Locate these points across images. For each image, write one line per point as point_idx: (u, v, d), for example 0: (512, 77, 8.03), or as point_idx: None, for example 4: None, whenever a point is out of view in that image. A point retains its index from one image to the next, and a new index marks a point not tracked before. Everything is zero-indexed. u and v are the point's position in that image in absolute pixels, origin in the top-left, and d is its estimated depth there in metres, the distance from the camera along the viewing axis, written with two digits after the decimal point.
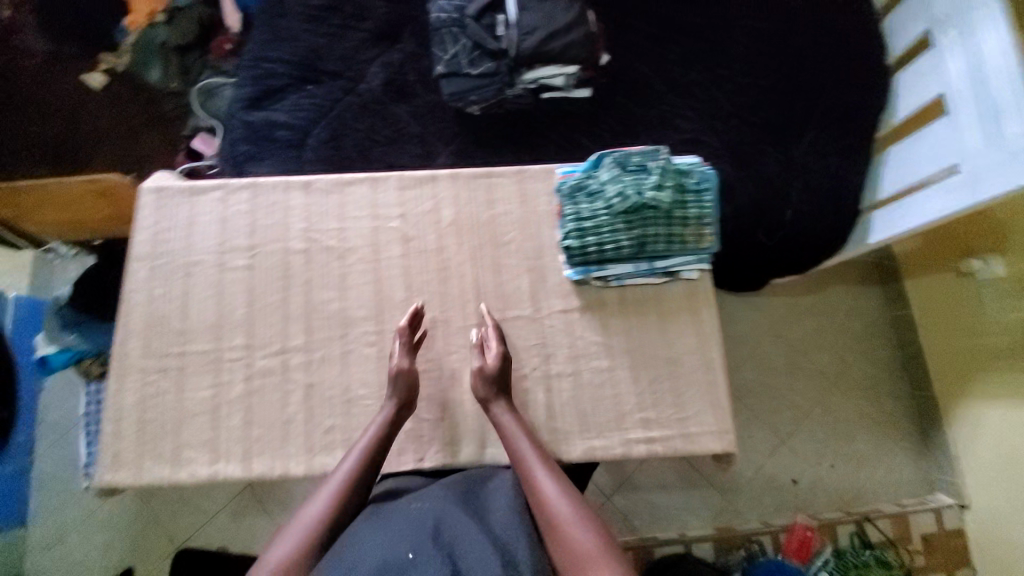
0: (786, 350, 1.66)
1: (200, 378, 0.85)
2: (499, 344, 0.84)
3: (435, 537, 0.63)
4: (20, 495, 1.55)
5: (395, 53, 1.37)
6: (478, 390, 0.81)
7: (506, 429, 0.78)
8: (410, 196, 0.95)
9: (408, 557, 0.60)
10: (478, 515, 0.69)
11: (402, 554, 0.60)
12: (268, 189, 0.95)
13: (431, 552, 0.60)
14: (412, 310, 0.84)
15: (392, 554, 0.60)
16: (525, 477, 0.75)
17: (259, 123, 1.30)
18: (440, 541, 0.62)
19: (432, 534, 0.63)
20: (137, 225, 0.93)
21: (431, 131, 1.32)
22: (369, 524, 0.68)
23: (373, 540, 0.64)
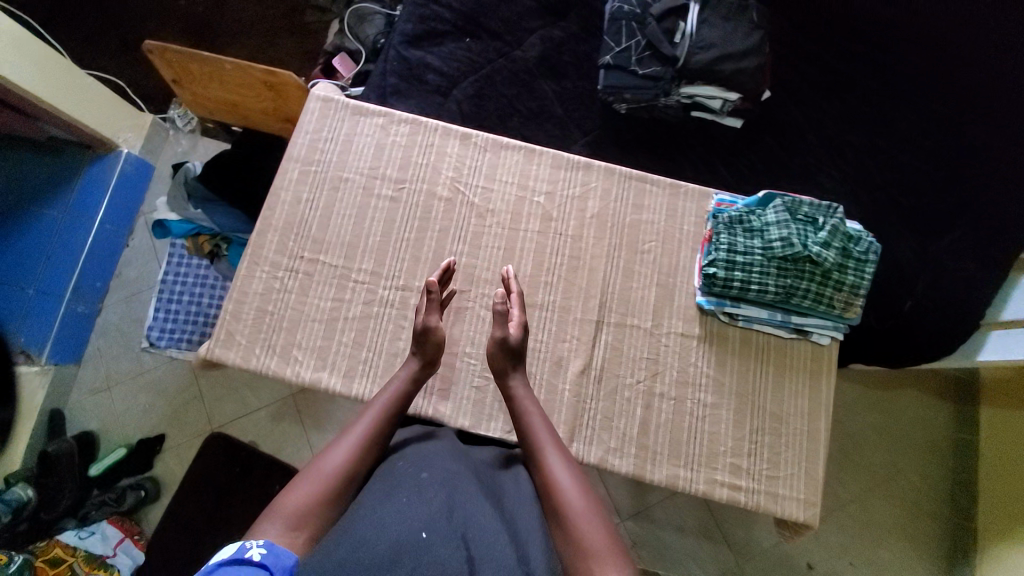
0: (837, 437, 1.64)
1: (325, 288, 0.88)
2: (521, 313, 0.83)
3: (448, 520, 0.62)
4: (82, 337, 1.64)
5: (560, 28, 1.34)
6: (495, 359, 0.80)
7: (519, 404, 0.78)
8: (562, 176, 0.94)
9: (421, 536, 0.59)
10: (490, 501, 0.68)
11: (415, 532, 0.59)
12: (429, 129, 0.96)
13: (447, 539, 0.59)
14: (443, 266, 0.85)
15: (404, 530, 0.59)
16: (537, 457, 0.74)
17: (414, 61, 1.30)
18: (451, 525, 0.61)
19: (445, 514, 0.62)
20: (300, 127, 0.95)
21: (573, 117, 1.28)
22: (378, 491, 0.67)
23: (384, 509, 0.63)
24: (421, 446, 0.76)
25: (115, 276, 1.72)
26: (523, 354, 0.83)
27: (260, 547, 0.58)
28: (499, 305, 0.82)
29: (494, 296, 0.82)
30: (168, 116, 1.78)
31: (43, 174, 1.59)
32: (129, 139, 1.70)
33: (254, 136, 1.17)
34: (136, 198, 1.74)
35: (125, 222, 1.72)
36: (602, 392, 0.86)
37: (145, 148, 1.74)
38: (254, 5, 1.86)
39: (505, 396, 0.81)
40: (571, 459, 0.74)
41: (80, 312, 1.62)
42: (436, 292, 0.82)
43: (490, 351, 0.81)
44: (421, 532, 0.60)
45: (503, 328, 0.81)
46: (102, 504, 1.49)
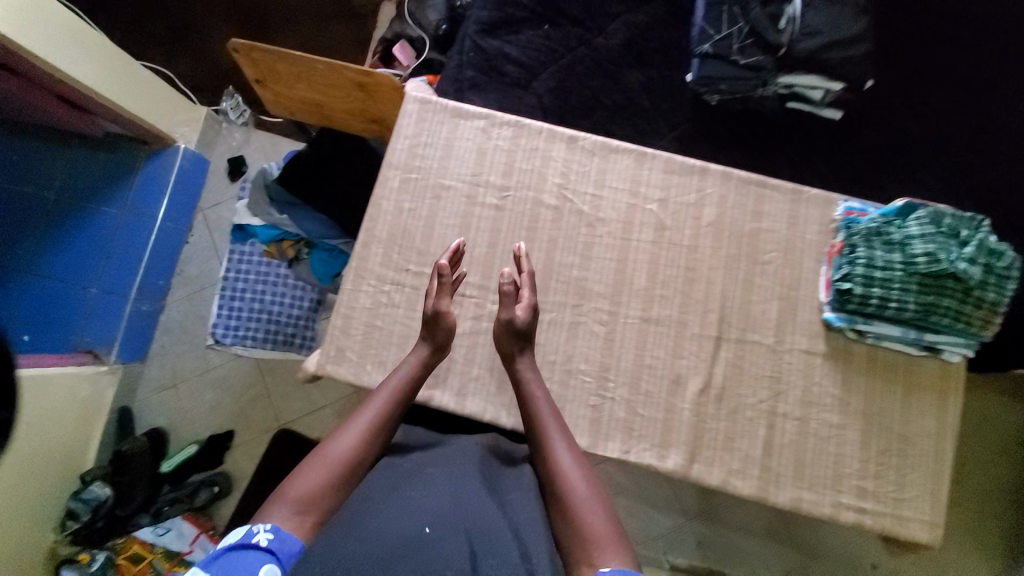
0: None
1: (434, 302, 0.86)
2: (531, 295, 0.82)
3: (453, 516, 0.63)
4: (148, 333, 1.66)
5: (644, 12, 1.26)
6: (503, 342, 0.80)
7: (527, 389, 0.78)
8: (675, 182, 0.89)
9: (425, 531, 0.60)
10: (495, 500, 0.69)
11: (419, 528, 0.60)
12: (533, 132, 0.91)
13: (449, 534, 0.59)
14: (453, 248, 0.84)
15: (409, 525, 0.60)
16: (541, 446, 0.74)
17: (491, 52, 1.24)
18: (454, 519, 0.62)
19: (448, 511, 0.63)
20: (399, 131, 0.91)
21: (660, 111, 1.21)
22: (384, 487, 0.69)
23: (390, 506, 0.64)
24: (428, 452, 0.78)
25: (177, 273, 1.72)
26: (532, 336, 0.81)
27: (266, 532, 0.60)
28: (506, 284, 0.80)
29: (502, 273, 0.80)
30: (222, 109, 1.73)
31: (98, 172, 1.57)
32: (186, 133, 1.66)
33: (333, 136, 1.14)
34: (193, 192, 1.72)
35: (185, 218, 1.71)
36: (723, 412, 0.83)
37: (201, 142, 1.71)
38: None
39: (512, 381, 0.81)
40: (577, 449, 0.74)
41: (144, 310, 1.64)
42: (447, 275, 0.81)
43: (497, 333, 0.80)
44: (425, 527, 0.61)
45: (508, 310, 0.80)
46: (175, 500, 1.50)
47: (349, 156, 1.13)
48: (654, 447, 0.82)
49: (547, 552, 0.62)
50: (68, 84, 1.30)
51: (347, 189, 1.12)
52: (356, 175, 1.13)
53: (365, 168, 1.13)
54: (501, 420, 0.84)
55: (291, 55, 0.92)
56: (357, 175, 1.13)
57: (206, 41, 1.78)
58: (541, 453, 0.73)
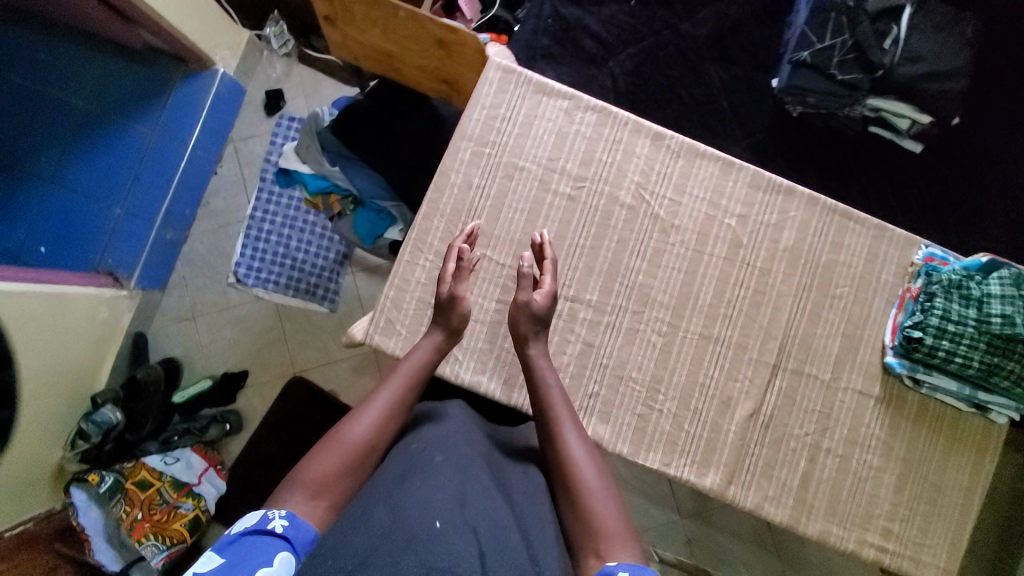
0: None
1: (491, 287, 0.83)
2: (551, 280, 0.79)
3: (459, 510, 0.59)
4: (168, 263, 1.62)
5: (738, 3, 1.17)
6: (520, 325, 0.77)
7: (539, 376, 0.75)
8: (759, 199, 0.85)
9: (434, 526, 0.55)
10: (502, 496, 0.65)
11: (427, 522, 0.55)
12: (618, 123, 0.85)
13: (457, 529, 0.55)
14: (468, 231, 0.81)
15: (415, 519, 0.56)
16: (551, 432, 0.72)
17: (570, 20, 1.15)
18: (461, 513, 0.58)
19: (456, 506, 0.59)
20: (476, 101, 0.85)
21: (739, 114, 1.15)
22: (392, 476, 0.65)
23: (394, 496, 0.60)
24: (436, 430, 0.74)
25: (202, 204, 1.66)
26: (549, 321, 0.79)
27: (282, 519, 0.61)
28: (526, 268, 0.79)
29: (523, 261, 0.78)
30: (264, 35, 1.63)
31: (133, 86, 1.48)
32: (228, 58, 1.56)
33: (399, 89, 1.09)
34: (226, 121, 1.64)
35: (216, 147, 1.64)
36: (768, 439, 0.83)
37: (240, 68, 1.61)
38: None
39: (523, 366, 0.78)
40: (588, 440, 0.72)
41: (168, 239, 1.60)
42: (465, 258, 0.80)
43: (512, 312, 0.77)
44: (434, 520, 0.56)
45: (526, 296, 0.78)
46: (186, 432, 1.52)
47: (412, 115, 1.07)
48: (694, 464, 0.83)
49: (556, 548, 0.60)
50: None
51: (404, 150, 1.06)
52: (417, 136, 1.07)
53: (425, 129, 1.07)
54: None
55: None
56: (417, 135, 1.07)
57: None
58: (550, 440, 0.71)
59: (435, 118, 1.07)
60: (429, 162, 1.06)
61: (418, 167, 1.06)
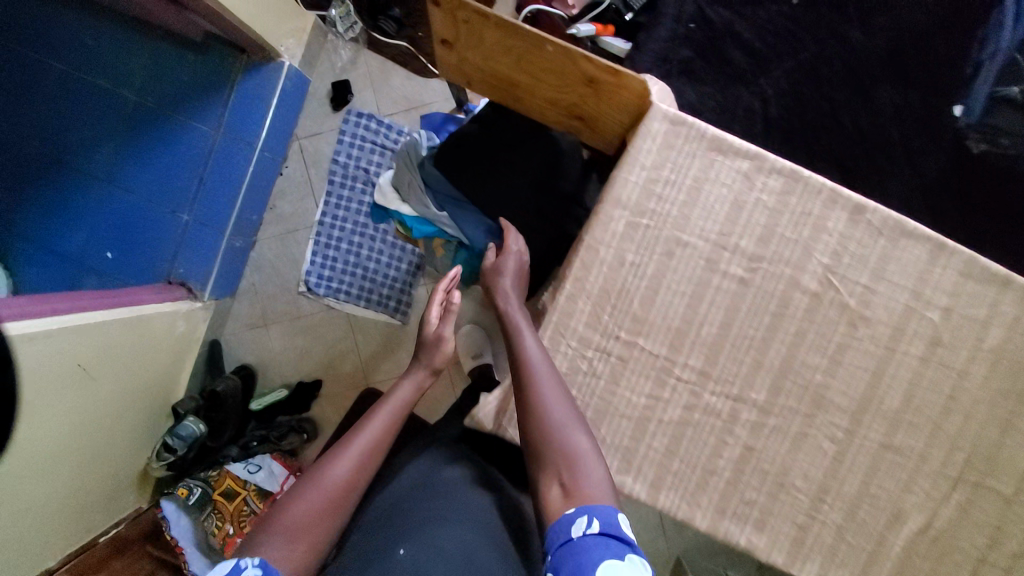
0: None
1: (640, 381, 0.73)
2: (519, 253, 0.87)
3: (423, 537, 0.74)
4: (237, 270, 1.56)
5: (924, 6, 0.96)
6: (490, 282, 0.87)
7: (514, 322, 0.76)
8: (969, 290, 0.71)
9: (400, 552, 0.72)
10: (474, 523, 0.78)
11: (396, 552, 0.72)
12: (810, 191, 0.70)
13: (426, 550, 0.72)
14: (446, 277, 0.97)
15: (388, 553, 0.72)
16: (522, 370, 0.71)
17: (718, 27, 0.98)
18: (426, 540, 0.73)
19: (420, 535, 0.74)
20: (635, 158, 0.71)
21: (910, 146, 0.96)
22: (374, 528, 0.80)
23: (386, 530, 0.78)
24: (410, 479, 0.89)
25: (269, 207, 1.57)
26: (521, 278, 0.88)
27: (254, 566, 0.65)
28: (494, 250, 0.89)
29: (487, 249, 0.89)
30: (329, 18, 1.44)
31: (187, 80, 1.34)
32: (291, 47, 1.39)
33: (515, 116, 0.95)
34: (291, 117, 1.50)
35: (281, 146, 1.51)
36: (937, 557, 0.75)
37: (305, 57, 1.44)
38: None
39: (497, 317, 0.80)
40: (575, 415, 0.71)
41: (238, 247, 1.52)
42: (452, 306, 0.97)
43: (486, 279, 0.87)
44: (401, 549, 0.73)
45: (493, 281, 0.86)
46: (264, 439, 1.52)
47: (526, 144, 0.94)
48: None
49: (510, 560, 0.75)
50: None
51: (516, 186, 0.94)
52: (531, 169, 0.94)
53: (544, 163, 0.94)
54: (693, 523, 0.74)
55: (510, 25, 0.67)
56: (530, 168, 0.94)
57: None
58: (531, 412, 0.70)
59: (556, 149, 0.94)
60: (545, 203, 0.94)
61: (531, 206, 0.94)
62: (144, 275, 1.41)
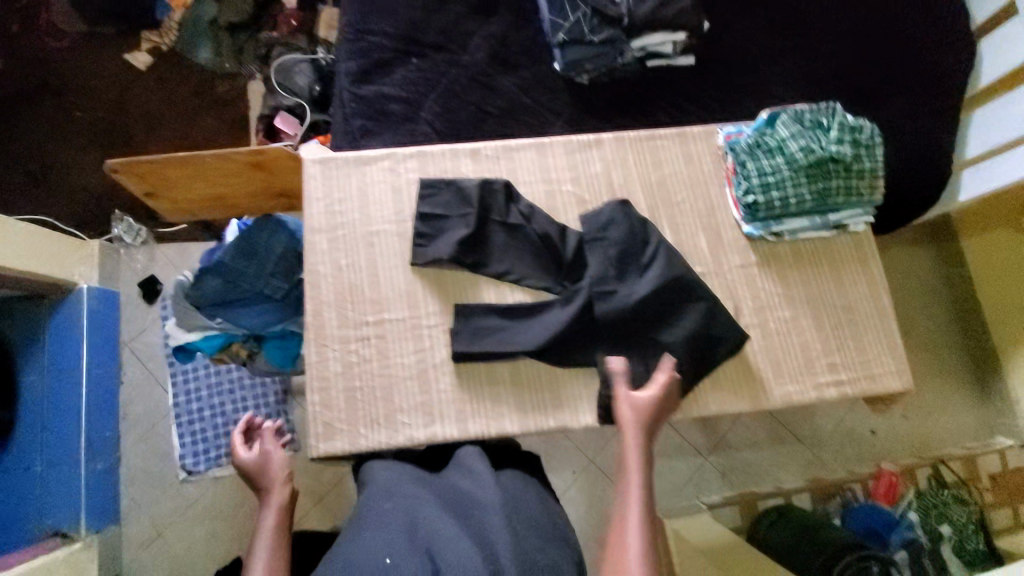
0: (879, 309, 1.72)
1: (403, 344, 0.86)
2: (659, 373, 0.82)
3: (411, 540, 0.63)
4: (111, 494, 1.49)
5: (495, 23, 1.34)
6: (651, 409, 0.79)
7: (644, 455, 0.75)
8: (578, 159, 0.97)
9: (385, 562, 0.60)
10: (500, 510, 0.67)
11: (379, 560, 0.60)
12: (437, 157, 0.94)
13: (455, 546, 0.61)
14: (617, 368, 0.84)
15: (372, 555, 0.61)
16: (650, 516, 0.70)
17: (371, 98, 1.26)
18: (409, 541, 0.62)
19: (407, 542, 0.62)
20: (309, 196, 0.91)
21: (542, 103, 1.31)
22: (349, 534, 0.66)
23: (367, 558, 0.60)
24: (393, 484, 0.73)
25: (121, 417, 1.56)
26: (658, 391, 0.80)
27: None
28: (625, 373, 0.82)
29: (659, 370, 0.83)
30: (115, 236, 1.64)
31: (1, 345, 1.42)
32: (86, 272, 1.53)
33: (276, 234, 1.07)
34: (111, 329, 1.57)
35: (111, 358, 1.56)
36: None
37: (103, 276, 1.58)
38: (157, 95, 1.76)
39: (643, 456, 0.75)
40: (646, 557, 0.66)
41: (102, 469, 1.48)
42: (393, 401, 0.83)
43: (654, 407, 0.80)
44: (385, 557, 0.60)
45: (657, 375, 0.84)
46: None
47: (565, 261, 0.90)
48: None
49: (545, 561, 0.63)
50: None
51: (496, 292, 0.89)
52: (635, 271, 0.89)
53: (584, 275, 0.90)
54: (508, 430, 0.85)
55: (177, 157, 0.92)
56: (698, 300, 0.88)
57: (74, 176, 1.70)
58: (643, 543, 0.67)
59: (473, 261, 0.88)
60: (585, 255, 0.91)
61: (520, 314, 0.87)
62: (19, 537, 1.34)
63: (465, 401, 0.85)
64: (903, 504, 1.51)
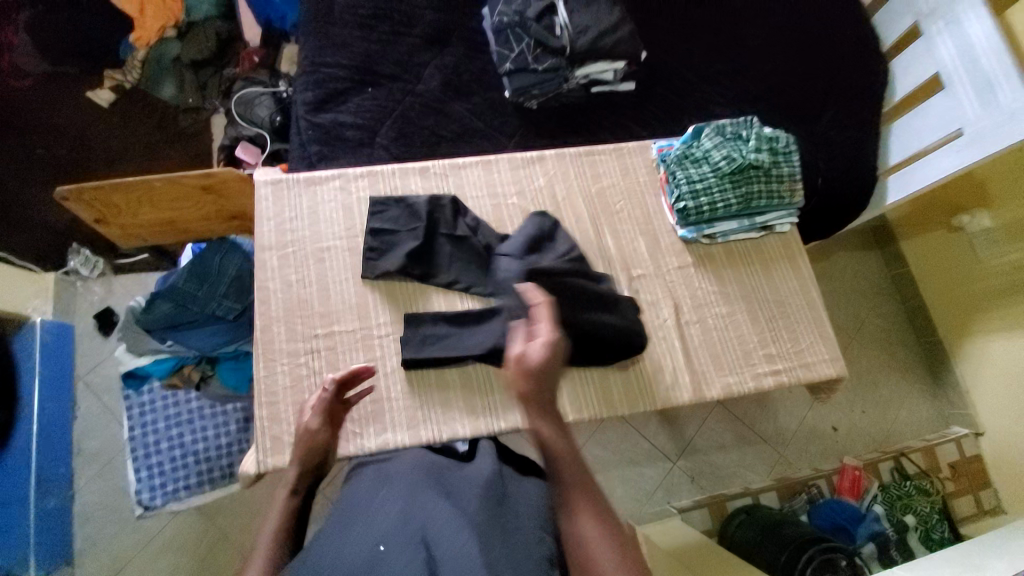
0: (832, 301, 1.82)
1: (354, 354, 0.88)
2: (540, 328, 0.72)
3: (405, 525, 0.62)
4: (64, 533, 1.40)
5: (448, 54, 1.42)
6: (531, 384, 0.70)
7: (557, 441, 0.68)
8: (522, 174, 1.02)
9: (379, 550, 0.59)
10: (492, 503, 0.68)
11: (372, 548, 0.59)
12: (387, 175, 0.99)
13: (451, 530, 0.60)
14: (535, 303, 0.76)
15: (364, 544, 0.59)
16: (601, 504, 0.65)
17: (328, 125, 1.31)
18: (402, 525, 0.61)
19: (400, 525, 0.61)
20: (260, 215, 0.93)
21: (494, 126, 1.38)
22: (338, 520, 0.66)
23: (360, 547, 0.59)
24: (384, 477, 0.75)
25: (75, 453, 1.49)
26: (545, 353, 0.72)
27: None
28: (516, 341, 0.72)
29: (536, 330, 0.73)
30: (69, 269, 1.59)
31: None
32: (40, 306, 1.50)
33: (228, 256, 1.09)
34: (66, 362, 1.52)
35: (64, 393, 1.50)
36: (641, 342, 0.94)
37: (59, 309, 1.55)
38: (118, 129, 1.78)
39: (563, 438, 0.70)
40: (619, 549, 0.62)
41: (53, 507, 1.39)
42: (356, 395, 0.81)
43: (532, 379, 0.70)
44: (379, 545, 0.59)
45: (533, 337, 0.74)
46: None
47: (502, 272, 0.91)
48: (601, 395, 0.91)
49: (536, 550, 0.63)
50: None
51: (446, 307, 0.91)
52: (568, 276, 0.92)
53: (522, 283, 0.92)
54: (459, 435, 0.86)
55: (131, 180, 0.96)
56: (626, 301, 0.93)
57: (30, 211, 1.67)
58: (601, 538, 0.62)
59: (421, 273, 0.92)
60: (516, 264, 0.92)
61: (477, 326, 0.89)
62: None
63: (415, 408, 0.86)
64: (868, 498, 1.55)
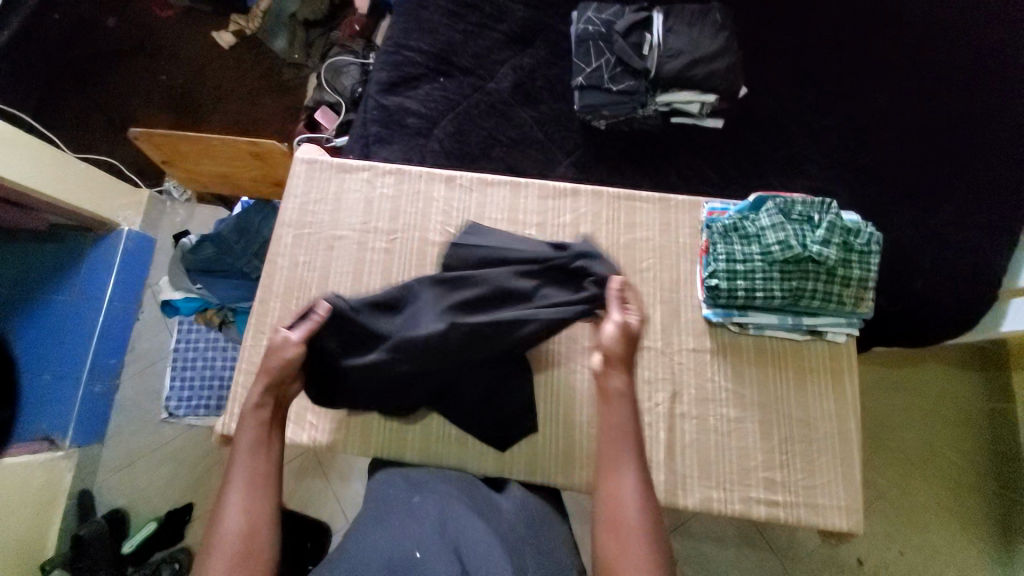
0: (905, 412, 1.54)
1: None
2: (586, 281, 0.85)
3: (437, 537, 0.67)
4: (103, 417, 1.64)
5: (528, 55, 1.36)
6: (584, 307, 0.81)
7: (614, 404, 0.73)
8: (550, 206, 0.95)
9: (414, 555, 0.64)
10: (516, 532, 0.71)
11: (409, 553, 0.64)
12: (414, 177, 0.98)
13: (482, 546, 0.64)
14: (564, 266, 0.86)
15: (402, 547, 0.65)
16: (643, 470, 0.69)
17: (391, 108, 1.32)
18: (441, 537, 0.66)
19: (432, 537, 0.66)
20: (290, 192, 0.97)
21: (554, 141, 1.30)
22: (369, 518, 0.73)
23: (399, 550, 0.64)
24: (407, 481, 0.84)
25: (128, 350, 1.72)
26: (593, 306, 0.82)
27: None
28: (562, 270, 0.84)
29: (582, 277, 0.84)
30: (164, 189, 1.81)
31: (53, 261, 1.57)
32: (130, 216, 1.71)
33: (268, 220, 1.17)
34: (139, 270, 1.74)
35: (132, 296, 1.72)
36: None
37: (144, 222, 1.76)
38: (230, 70, 1.95)
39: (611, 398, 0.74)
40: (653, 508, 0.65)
41: (97, 392, 1.61)
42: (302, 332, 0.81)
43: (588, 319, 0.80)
44: (414, 551, 0.65)
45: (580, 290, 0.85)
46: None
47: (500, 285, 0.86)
48: None
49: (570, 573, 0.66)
50: (14, 188, 1.35)
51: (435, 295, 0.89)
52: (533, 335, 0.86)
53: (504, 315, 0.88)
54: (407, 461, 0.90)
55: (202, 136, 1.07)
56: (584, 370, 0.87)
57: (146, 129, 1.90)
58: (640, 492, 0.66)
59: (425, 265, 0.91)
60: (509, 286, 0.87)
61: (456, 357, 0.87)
62: (19, 435, 1.47)
63: None
64: None
